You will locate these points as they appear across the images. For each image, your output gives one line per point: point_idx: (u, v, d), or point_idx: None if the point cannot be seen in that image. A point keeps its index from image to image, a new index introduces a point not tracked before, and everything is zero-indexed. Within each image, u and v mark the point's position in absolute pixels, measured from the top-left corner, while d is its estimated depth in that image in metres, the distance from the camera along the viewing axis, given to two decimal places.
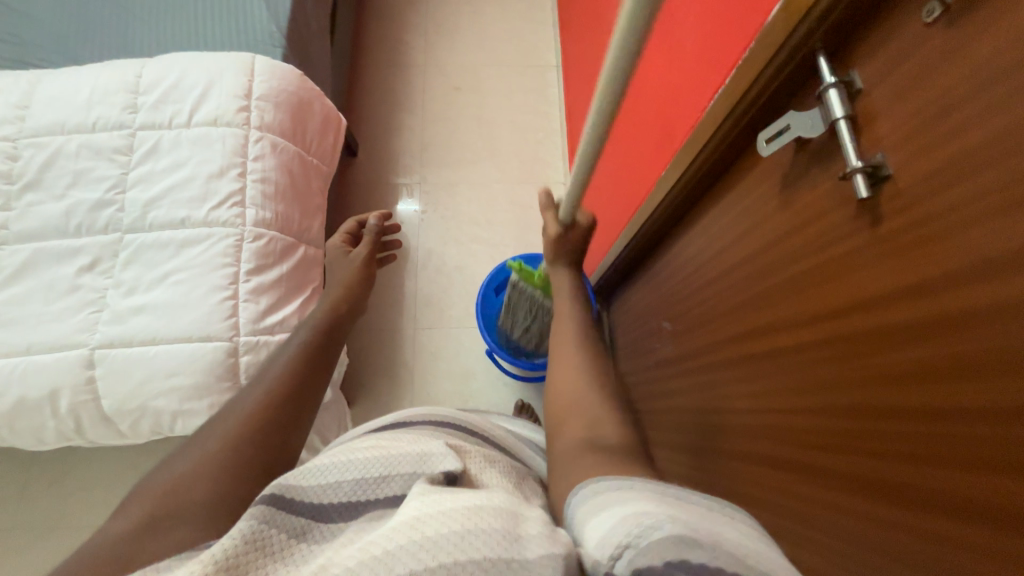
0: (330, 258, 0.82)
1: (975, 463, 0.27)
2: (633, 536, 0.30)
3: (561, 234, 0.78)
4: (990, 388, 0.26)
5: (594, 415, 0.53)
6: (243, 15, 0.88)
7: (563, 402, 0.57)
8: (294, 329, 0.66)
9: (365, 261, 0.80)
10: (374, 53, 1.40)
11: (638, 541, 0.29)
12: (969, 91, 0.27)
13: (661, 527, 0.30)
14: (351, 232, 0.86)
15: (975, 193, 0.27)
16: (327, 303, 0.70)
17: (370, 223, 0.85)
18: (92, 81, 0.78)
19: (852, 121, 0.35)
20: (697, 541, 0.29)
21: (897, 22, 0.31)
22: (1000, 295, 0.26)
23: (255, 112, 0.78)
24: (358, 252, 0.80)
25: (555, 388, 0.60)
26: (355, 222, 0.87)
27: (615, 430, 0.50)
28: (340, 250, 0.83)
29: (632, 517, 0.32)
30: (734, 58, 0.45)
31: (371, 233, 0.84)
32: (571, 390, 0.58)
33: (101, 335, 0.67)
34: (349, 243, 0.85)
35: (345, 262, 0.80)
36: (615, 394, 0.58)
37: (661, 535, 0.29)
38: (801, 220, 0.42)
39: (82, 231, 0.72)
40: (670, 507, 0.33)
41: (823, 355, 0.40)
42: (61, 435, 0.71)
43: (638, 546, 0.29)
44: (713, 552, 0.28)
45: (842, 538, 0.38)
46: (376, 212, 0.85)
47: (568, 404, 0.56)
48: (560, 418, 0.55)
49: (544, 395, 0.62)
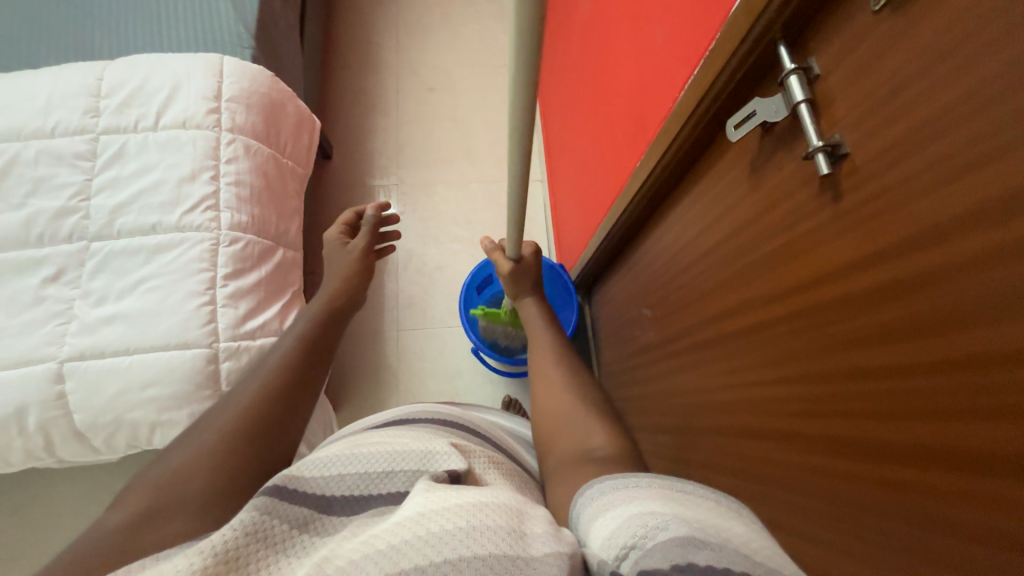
0: (326, 252, 0.80)
1: (947, 414, 0.29)
2: (638, 537, 0.32)
3: (516, 267, 0.80)
4: (955, 340, 0.29)
5: (589, 428, 0.54)
6: (207, 14, 0.86)
7: (559, 412, 0.58)
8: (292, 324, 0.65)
9: (364, 252, 0.78)
10: (345, 54, 1.38)
11: (643, 542, 0.31)
12: (913, 74, 0.30)
13: (666, 528, 0.32)
14: (348, 223, 0.83)
15: (924, 166, 0.29)
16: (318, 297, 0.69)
17: (366, 214, 0.81)
18: (49, 84, 0.74)
19: (813, 104, 0.37)
20: (704, 542, 0.31)
21: (849, 11, 0.34)
22: (954, 256, 0.28)
23: (226, 113, 0.77)
24: (355, 245, 0.78)
25: (547, 398, 0.62)
26: (352, 214, 0.84)
27: (609, 440, 0.52)
28: (339, 243, 0.80)
29: (637, 517, 0.33)
30: (700, 51, 0.47)
31: (369, 225, 0.80)
32: (565, 405, 0.59)
33: (71, 347, 0.64)
34: (347, 236, 0.82)
35: (341, 254, 0.78)
36: (612, 414, 0.58)
37: (666, 536, 0.31)
38: (769, 201, 0.44)
39: (44, 240, 0.69)
40: (677, 505, 0.35)
41: (795, 327, 0.42)
42: (30, 454, 0.68)
43: (643, 547, 0.31)
44: (720, 553, 0.30)
45: (827, 499, 0.40)
46: (371, 204, 0.81)
47: (564, 420, 0.57)
48: (557, 435, 0.56)
49: (535, 409, 0.62)
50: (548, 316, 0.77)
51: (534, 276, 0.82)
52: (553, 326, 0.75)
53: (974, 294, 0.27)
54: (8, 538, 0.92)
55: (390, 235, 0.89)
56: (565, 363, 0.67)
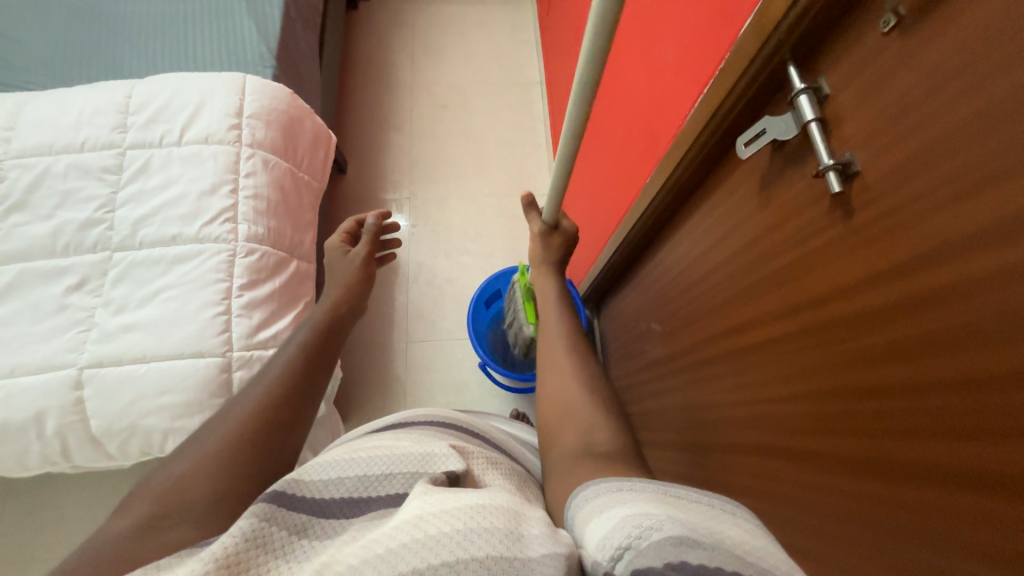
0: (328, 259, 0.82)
1: (958, 433, 0.29)
2: (633, 537, 0.31)
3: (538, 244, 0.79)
4: (964, 360, 0.28)
5: (595, 424, 0.54)
6: (232, 35, 0.90)
7: (565, 406, 0.58)
8: (294, 331, 0.66)
9: (364, 261, 0.79)
10: (361, 73, 1.42)
11: (638, 542, 0.31)
12: (921, 96, 0.30)
13: (660, 528, 0.31)
14: (350, 232, 0.84)
15: (933, 185, 0.30)
16: (328, 304, 0.70)
17: (368, 223, 0.82)
18: (81, 102, 0.78)
19: (823, 123, 0.38)
20: (698, 542, 0.30)
21: (857, 33, 0.34)
22: (959, 276, 0.28)
23: (246, 129, 0.79)
24: (356, 253, 0.79)
25: (554, 390, 0.61)
26: (353, 222, 0.85)
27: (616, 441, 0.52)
28: (340, 251, 0.82)
29: (632, 518, 0.33)
30: (711, 68, 0.48)
31: (370, 232, 0.81)
32: (570, 395, 0.58)
33: (90, 355, 0.66)
34: (348, 244, 0.83)
35: (342, 262, 0.79)
36: (611, 398, 0.59)
37: (661, 537, 0.30)
38: (779, 218, 0.44)
39: (70, 250, 0.71)
40: (672, 507, 0.34)
41: (806, 343, 0.42)
42: (45, 459, 0.69)
43: (637, 547, 0.30)
44: (713, 552, 0.29)
45: (837, 519, 0.39)
46: (372, 212, 0.82)
47: (568, 410, 0.57)
48: (558, 427, 0.56)
49: (540, 402, 0.62)
50: (563, 299, 0.74)
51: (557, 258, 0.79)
52: (568, 310, 0.72)
53: (982, 311, 0.27)
54: (16, 543, 0.92)
55: (391, 243, 0.90)
56: (576, 352, 0.65)
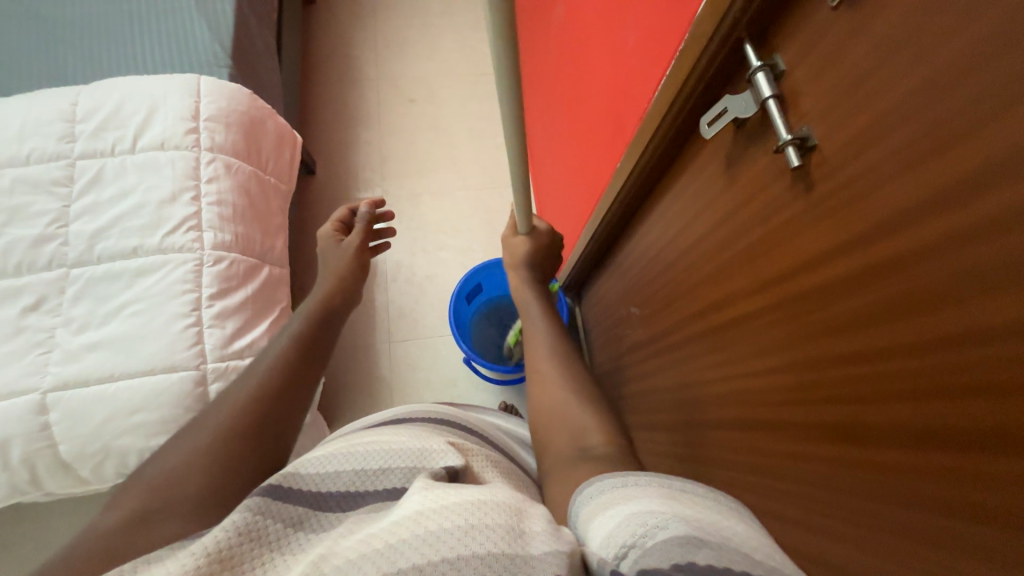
0: (319, 249, 0.79)
1: (924, 394, 0.30)
2: (638, 536, 0.31)
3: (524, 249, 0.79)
4: (926, 323, 0.29)
5: (587, 427, 0.54)
6: (182, 34, 0.86)
7: (552, 409, 0.58)
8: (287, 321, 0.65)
9: (357, 250, 0.77)
10: (324, 70, 1.39)
11: (644, 542, 0.31)
12: (870, 69, 0.31)
13: (666, 527, 0.32)
14: (343, 219, 0.83)
15: (887, 155, 0.30)
16: (320, 295, 0.68)
17: (360, 211, 0.81)
18: (22, 112, 0.73)
19: (780, 99, 0.39)
20: (705, 541, 0.31)
21: (808, 8, 0.35)
22: (915, 243, 0.30)
23: (204, 132, 0.76)
24: (350, 241, 0.78)
25: (541, 392, 0.61)
26: (346, 210, 0.84)
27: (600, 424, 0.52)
28: (333, 240, 0.80)
29: (637, 516, 0.33)
30: (671, 50, 0.48)
31: (362, 221, 0.80)
32: (558, 400, 0.59)
33: (53, 377, 0.63)
34: (340, 232, 0.82)
35: (335, 251, 0.78)
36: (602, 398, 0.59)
37: (667, 536, 0.31)
38: (745, 195, 0.45)
39: (22, 269, 0.67)
40: (677, 504, 0.35)
41: (779, 316, 0.43)
42: (14, 488, 0.66)
43: (643, 546, 0.31)
44: (721, 551, 0.30)
45: (817, 485, 0.40)
46: (366, 200, 0.81)
47: (556, 414, 0.57)
48: (549, 429, 0.57)
49: (530, 401, 0.63)
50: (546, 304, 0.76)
51: (534, 267, 0.80)
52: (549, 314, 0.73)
53: (940, 274, 0.28)
54: None
55: (386, 232, 0.87)
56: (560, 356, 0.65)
